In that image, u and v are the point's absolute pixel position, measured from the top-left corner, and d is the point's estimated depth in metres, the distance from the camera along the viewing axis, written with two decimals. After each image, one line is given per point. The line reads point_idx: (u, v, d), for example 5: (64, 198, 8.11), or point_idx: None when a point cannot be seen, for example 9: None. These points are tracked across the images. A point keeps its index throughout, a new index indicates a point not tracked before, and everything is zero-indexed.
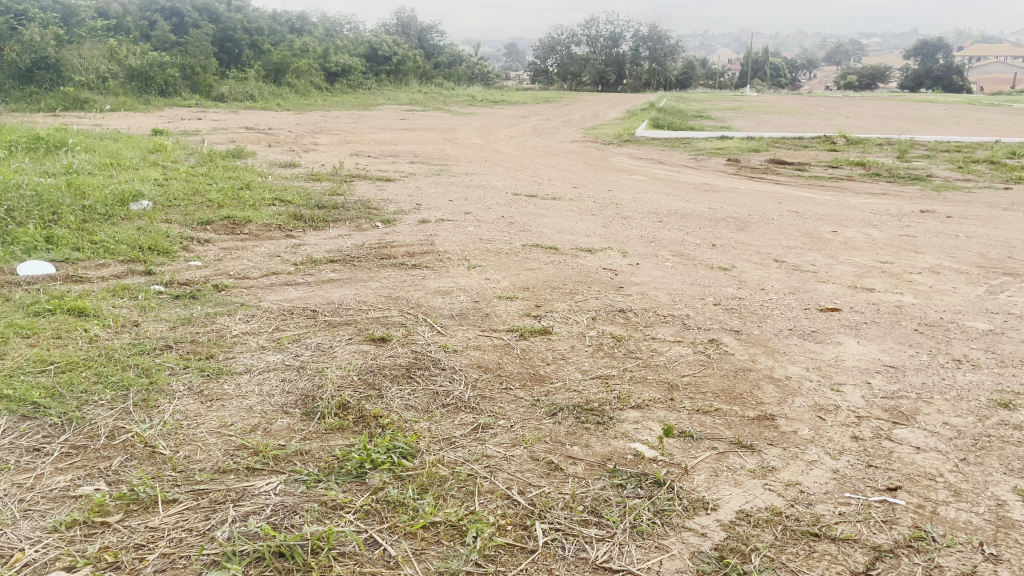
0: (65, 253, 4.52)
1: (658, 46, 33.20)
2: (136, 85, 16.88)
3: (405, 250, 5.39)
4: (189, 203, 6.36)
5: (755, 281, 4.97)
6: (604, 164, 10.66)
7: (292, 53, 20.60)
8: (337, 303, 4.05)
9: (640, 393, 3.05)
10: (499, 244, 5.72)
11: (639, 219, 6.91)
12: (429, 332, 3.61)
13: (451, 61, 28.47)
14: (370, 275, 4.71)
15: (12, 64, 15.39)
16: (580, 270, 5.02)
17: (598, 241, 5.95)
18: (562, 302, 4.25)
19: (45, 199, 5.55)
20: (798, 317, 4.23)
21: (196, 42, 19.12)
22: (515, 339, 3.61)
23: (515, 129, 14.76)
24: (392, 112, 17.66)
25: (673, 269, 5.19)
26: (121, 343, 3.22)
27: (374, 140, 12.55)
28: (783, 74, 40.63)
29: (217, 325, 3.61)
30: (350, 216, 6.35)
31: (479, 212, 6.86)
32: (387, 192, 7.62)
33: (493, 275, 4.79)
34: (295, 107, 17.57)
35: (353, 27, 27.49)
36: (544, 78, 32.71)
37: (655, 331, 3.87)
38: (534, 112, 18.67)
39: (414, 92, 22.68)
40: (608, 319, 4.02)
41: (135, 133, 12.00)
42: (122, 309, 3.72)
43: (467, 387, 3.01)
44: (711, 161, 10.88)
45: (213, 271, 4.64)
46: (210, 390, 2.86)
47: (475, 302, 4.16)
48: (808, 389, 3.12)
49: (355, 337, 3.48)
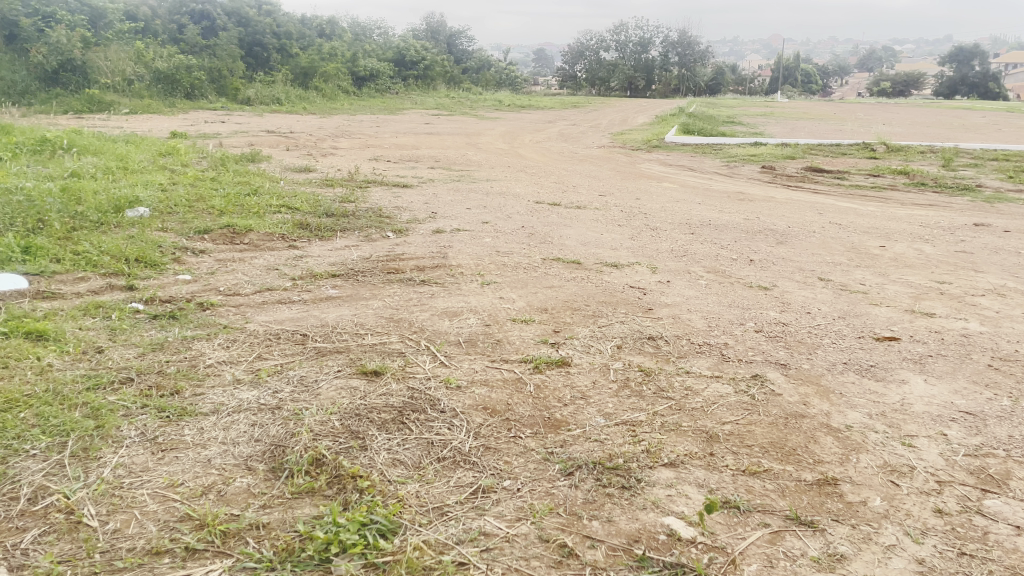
0: (41, 265, 4.13)
1: (688, 52, 32.57)
2: (161, 88, 16.67)
3: (414, 263, 4.95)
4: (189, 210, 5.97)
5: (799, 303, 4.46)
6: (632, 170, 10.17)
7: (320, 58, 20.41)
8: (330, 326, 3.62)
9: (674, 446, 2.56)
10: (517, 257, 5.27)
11: (670, 230, 6.42)
12: (430, 363, 3.15)
13: (480, 65, 28.27)
14: (373, 292, 4.27)
15: (38, 66, 15.23)
16: (605, 288, 4.55)
17: (625, 255, 5.47)
18: (582, 327, 3.78)
19: (33, 206, 5.18)
20: (851, 347, 3.71)
21: (223, 46, 18.91)
22: (529, 372, 3.15)
23: (541, 134, 14.29)
24: (416, 117, 17.26)
25: (707, 288, 4.70)
26: (75, 375, 2.81)
27: (396, 145, 12.17)
28: (815, 81, 39.81)
29: (191, 352, 3.18)
30: (359, 225, 5.93)
31: (497, 221, 6.42)
32: (402, 200, 7.19)
33: (507, 293, 4.33)
34: (320, 111, 17.25)
35: (383, 31, 27.18)
36: (572, 83, 32.23)
37: (690, 364, 3.38)
38: (561, 117, 18.21)
39: (441, 96, 22.29)
40: (635, 348, 3.54)
41: (153, 136, 11.70)
42: (89, 332, 3.32)
43: (469, 436, 2.55)
44: (744, 168, 10.33)
45: (202, 286, 4.23)
46: (167, 438, 2.43)
47: (485, 326, 3.70)
48: (875, 444, 2.63)
49: (344, 369, 3.03)
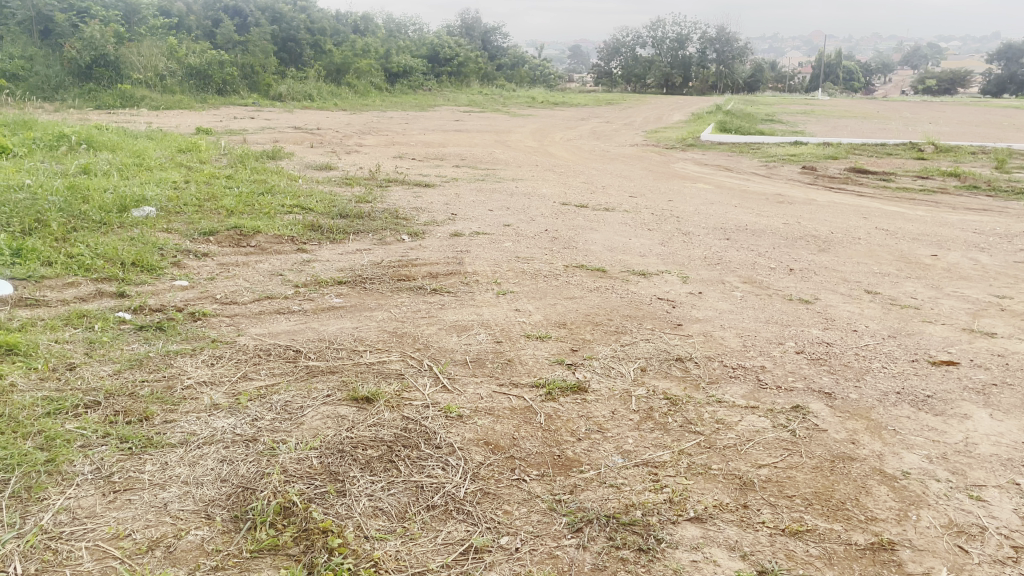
0: (31, 269, 3.89)
1: (726, 49, 31.87)
2: (194, 84, 16.60)
3: (427, 270, 4.65)
4: (197, 210, 5.74)
5: (844, 320, 4.07)
6: (666, 170, 9.77)
7: (353, 54, 20.23)
8: (327, 341, 3.33)
9: (701, 495, 2.23)
10: (538, 263, 4.94)
11: (704, 235, 6.05)
12: (430, 388, 2.84)
13: (515, 62, 27.89)
14: (379, 302, 3.98)
15: (72, 61, 15.19)
16: (630, 300, 4.20)
17: (654, 263, 5.11)
18: (603, 345, 3.44)
19: (34, 204, 4.97)
20: (904, 373, 3.32)
21: (256, 41, 18.79)
22: (541, 399, 2.83)
23: (572, 132, 13.94)
24: (447, 113, 16.99)
25: (742, 302, 4.32)
26: (36, 397, 2.52)
27: (423, 142, 11.89)
28: (857, 78, 38.81)
29: (170, 371, 2.90)
30: (374, 227, 5.64)
31: (520, 224, 6.10)
32: (422, 200, 6.91)
33: (524, 305, 4.01)
34: (351, 108, 17.04)
35: (418, 28, 26.93)
36: (607, 80, 31.76)
37: (722, 391, 3.03)
38: (594, 115, 17.81)
39: (473, 93, 21.97)
40: (661, 372, 3.19)
41: (179, 132, 11.55)
42: (65, 345, 3.05)
43: (466, 478, 2.23)
44: (783, 169, 9.87)
45: (198, 294, 3.97)
46: (125, 475, 2.14)
47: (496, 344, 3.38)
48: (938, 497, 2.26)
49: (334, 394, 2.73)
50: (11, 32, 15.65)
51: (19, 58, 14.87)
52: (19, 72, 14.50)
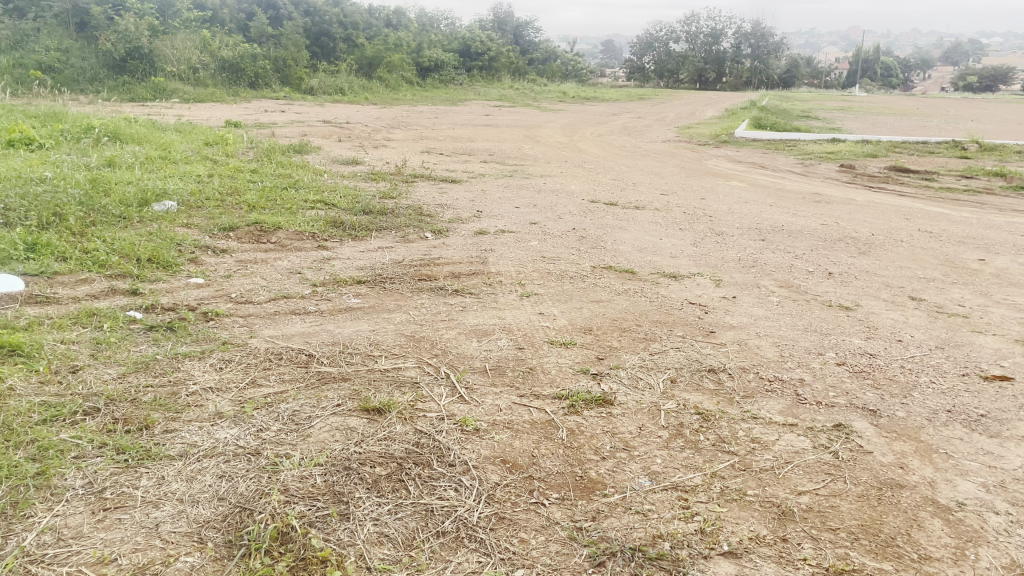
0: (44, 265, 3.80)
1: (762, 44, 31.35)
2: (226, 77, 16.62)
3: (449, 269, 4.49)
4: (219, 205, 5.64)
5: (888, 328, 3.84)
6: (699, 167, 9.53)
7: (385, 48, 20.16)
8: (341, 346, 3.18)
9: (736, 525, 2.05)
10: (565, 264, 4.76)
11: (738, 236, 5.83)
12: (446, 399, 2.68)
13: (547, 56, 27.63)
14: (398, 303, 3.83)
15: (106, 54, 15.27)
16: (659, 304, 4.01)
17: (686, 265, 4.90)
18: (631, 353, 3.26)
19: (53, 197, 4.89)
20: (954, 389, 3.10)
21: (288, 35, 18.76)
22: (564, 412, 2.66)
23: (603, 127, 13.70)
24: (477, 108, 16.85)
25: (778, 307, 4.11)
26: (34, 401, 2.41)
27: (451, 137, 11.74)
28: (895, 73, 37.95)
29: (177, 375, 2.78)
30: (397, 224, 5.50)
31: (547, 223, 5.93)
32: (448, 196, 6.76)
33: (548, 308, 3.84)
34: (381, 102, 16.95)
35: (450, 22, 26.79)
36: (640, 75, 31.38)
37: (758, 407, 2.84)
38: (625, 110, 17.54)
39: (504, 87, 21.78)
40: (692, 384, 3.00)
41: (209, 125, 11.52)
42: (71, 346, 2.94)
43: (480, 501, 2.07)
44: (820, 167, 9.57)
45: (213, 292, 3.86)
46: (117, 491, 2.01)
47: (517, 350, 3.21)
48: (998, 533, 2.06)
49: (344, 404, 2.58)
50: (48, 24, 15.79)
51: (55, 51, 14.99)
52: (55, 65, 14.61)
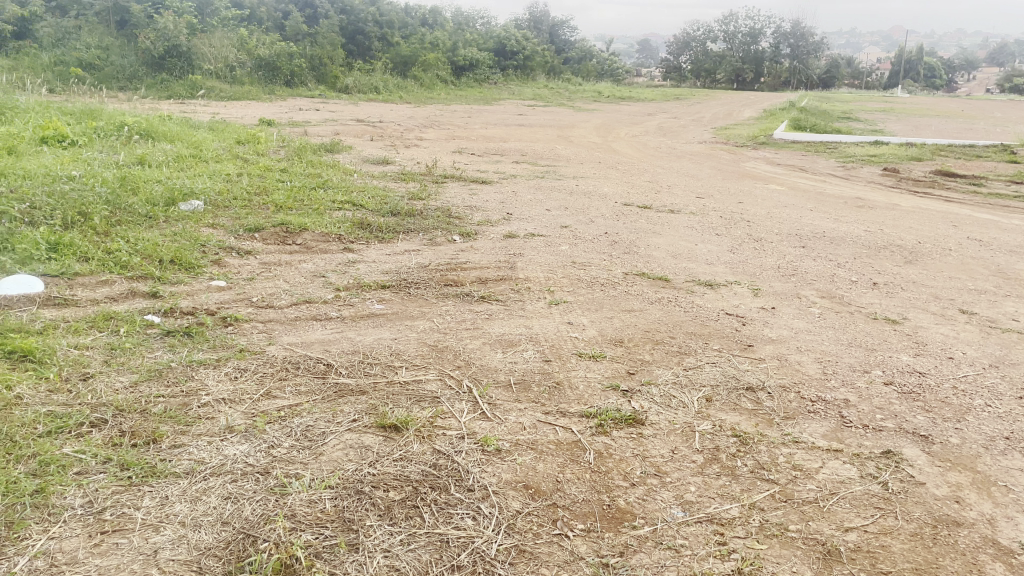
0: (65, 265, 3.74)
1: (801, 44, 30.81)
2: (263, 75, 16.68)
3: (476, 274, 4.37)
4: (246, 205, 5.58)
5: (938, 344, 3.63)
6: (736, 170, 9.29)
7: (420, 47, 20.13)
8: (361, 355, 3.06)
9: (776, 566, 1.90)
10: (596, 270, 4.61)
11: (777, 242, 5.62)
12: (468, 415, 2.55)
13: (582, 56, 27.40)
14: (422, 310, 3.71)
15: (146, 52, 15.38)
16: (694, 314, 3.84)
17: (722, 272, 4.72)
18: (664, 368, 3.09)
19: (80, 195, 4.85)
20: (1012, 412, 2.89)
21: (324, 33, 18.80)
22: (591, 432, 2.51)
23: (638, 128, 13.48)
24: (510, 107, 16.71)
25: (820, 320, 3.91)
26: (40, 411, 2.32)
27: (484, 137, 11.61)
28: (939, 75, 37.06)
29: (189, 385, 2.68)
30: (425, 226, 5.39)
31: (578, 226, 5.77)
32: (478, 197, 6.64)
33: (577, 318, 3.69)
34: (415, 101, 16.87)
35: (486, 22, 26.69)
36: (676, 75, 31.01)
37: (799, 429, 2.66)
38: (660, 110, 17.28)
39: (538, 87, 21.61)
40: (729, 403, 2.83)
41: (243, 123, 11.54)
42: (84, 352, 2.86)
43: (499, 531, 1.93)
44: (863, 170, 9.27)
45: (235, 295, 3.77)
46: (117, 512, 1.91)
47: (544, 363, 3.07)
48: None
49: (360, 420, 2.45)
50: (89, 23, 15.98)
51: (96, 48, 15.17)
52: (95, 62, 14.76)
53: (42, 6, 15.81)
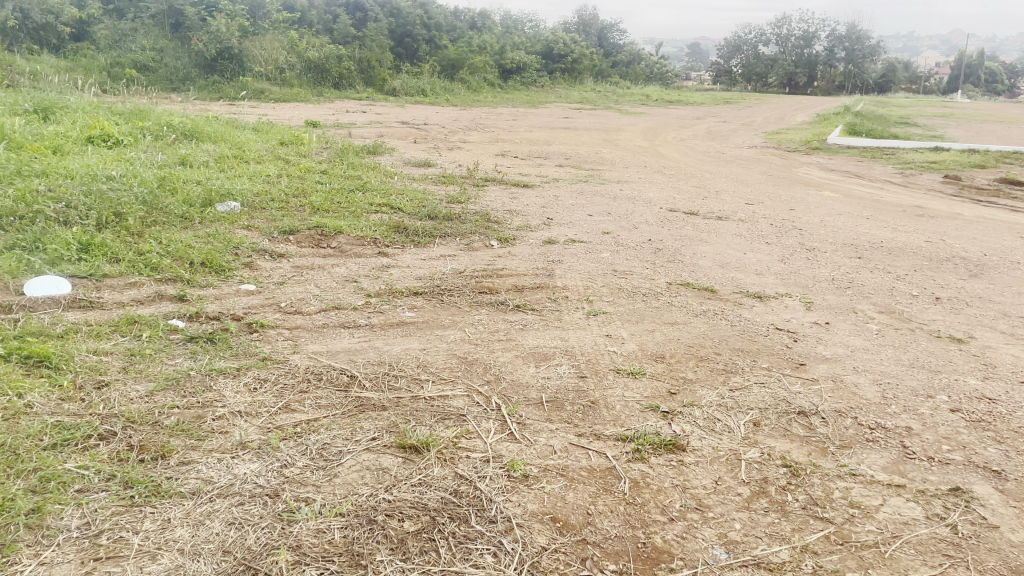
0: (95, 267, 3.68)
1: (857, 47, 29.98)
2: (312, 77, 16.74)
3: (513, 282, 4.20)
4: (283, 207, 5.50)
5: (1009, 367, 3.35)
6: (788, 175, 8.97)
7: (468, 50, 20.06)
8: (387, 367, 2.92)
9: None
10: (637, 279, 4.40)
11: (831, 252, 5.34)
12: (495, 436, 2.38)
13: (631, 59, 27.05)
14: (454, 319, 3.56)
15: (199, 54, 15.56)
16: (742, 329, 3.61)
17: (773, 284, 4.48)
18: (708, 388, 2.88)
19: (116, 194, 4.82)
20: None
21: (373, 36, 18.84)
22: (628, 459, 2.32)
23: (687, 132, 13.18)
24: (557, 111, 16.51)
25: (878, 337, 3.65)
26: (47, 422, 2.22)
27: (529, 140, 11.45)
28: (1001, 79, 35.81)
29: (206, 395, 2.56)
30: (462, 231, 5.24)
31: (621, 232, 5.57)
32: (519, 201, 6.48)
33: (617, 330, 3.50)
34: (462, 103, 16.79)
35: (535, 24, 26.53)
36: (727, 79, 30.46)
37: (857, 461, 2.44)
38: (710, 113, 16.92)
39: (585, 90, 21.36)
40: (779, 429, 2.61)
41: (289, 125, 11.57)
42: (103, 358, 2.77)
43: (521, 570, 1.77)
44: (922, 177, 8.87)
45: (264, 300, 3.66)
46: (114, 536, 1.79)
47: (579, 379, 2.88)
48: None
49: (379, 440, 2.30)
50: (145, 25, 16.24)
51: (150, 50, 15.39)
52: (150, 64, 14.98)
53: (100, 9, 16.11)
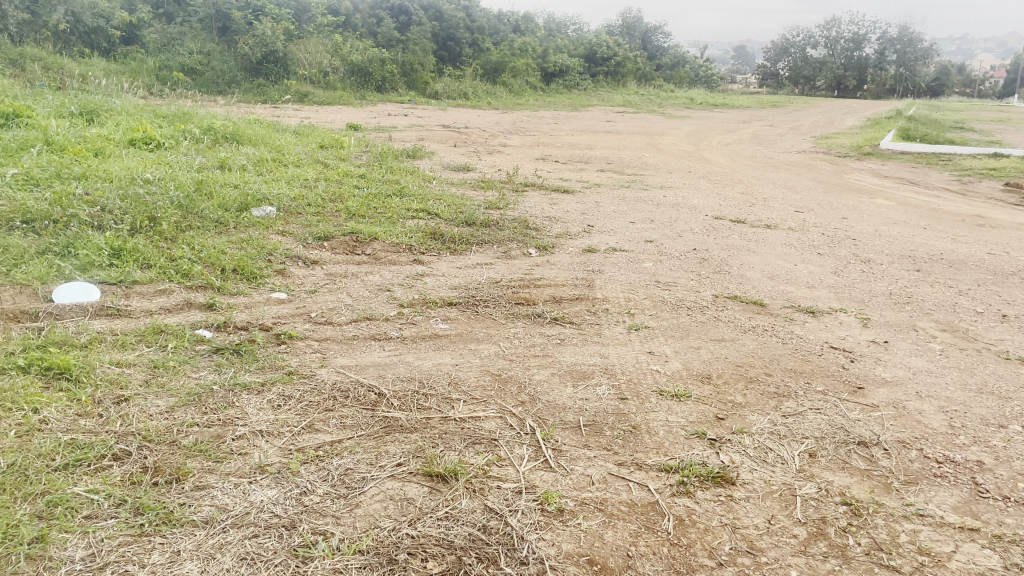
0: (125, 272, 3.62)
1: (908, 50, 29.18)
2: (355, 80, 16.74)
3: (551, 292, 4.04)
4: (319, 211, 5.42)
5: None
6: (839, 182, 8.65)
7: (510, 54, 19.95)
8: (417, 384, 2.77)
9: None
10: (682, 291, 4.20)
11: (887, 264, 5.08)
12: (528, 464, 2.23)
13: (675, 62, 26.66)
14: (489, 332, 3.41)
15: (244, 57, 15.71)
16: (794, 348, 3.40)
17: (826, 298, 4.25)
18: (759, 414, 2.69)
19: (151, 197, 4.78)
20: None
21: (416, 40, 18.81)
22: (672, 492, 2.15)
23: (733, 136, 12.87)
24: (600, 114, 16.29)
25: (942, 359, 3.40)
26: (61, 440, 2.12)
27: (570, 144, 11.27)
28: None
29: (228, 412, 2.45)
30: (500, 238, 5.10)
31: (665, 241, 5.37)
32: (559, 207, 6.31)
33: (660, 347, 3.31)
34: (503, 106, 16.69)
35: (578, 27, 26.33)
36: (773, 82, 29.91)
37: (925, 499, 2.23)
38: (757, 117, 16.56)
39: (629, 93, 21.10)
40: (836, 462, 2.41)
41: (330, 128, 11.56)
42: (125, 370, 2.67)
43: None
44: (981, 185, 8.49)
45: (295, 309, 3.56)
46: (119, 571, 1.68)
47: (620, 401, 2.71)
48: None
49: (405, 466, 2.17)
50: (193, 28, 16.43)
51: (197, 54, 15.56)
52: (197, 67, 15.14)
53: (150, 13, 16.34)
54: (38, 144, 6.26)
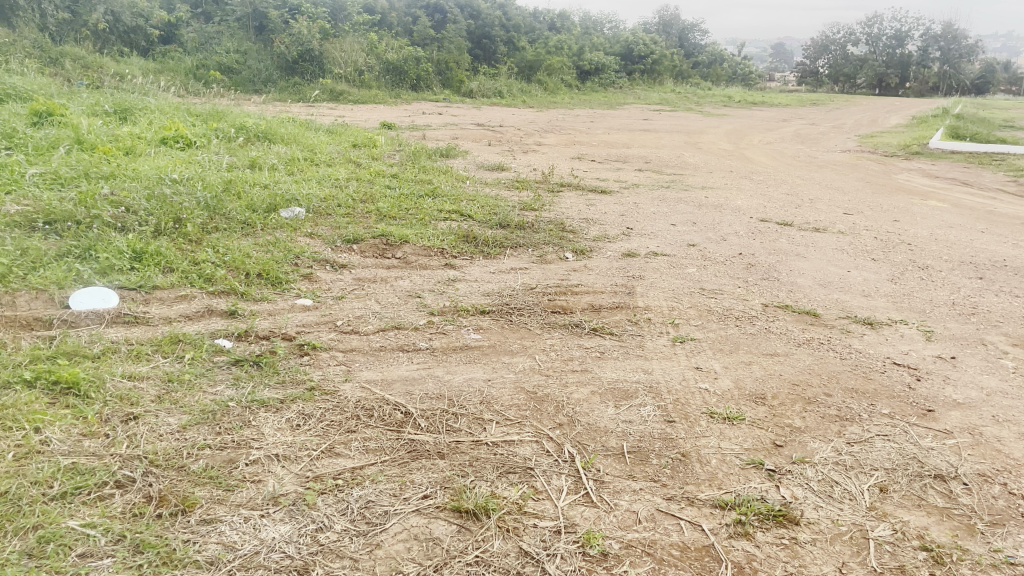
0: (146, 276, 3.48)
1: (954, 46, 28.32)
2: (390, 78, 16.61)
3: (589, 300, 3.82)
4: (349, 212, 5.26)
5: None
6: (888, 183, 8.28)
7: (546, 52, 19.69)
8: (446, 402, 2.57)
9: None
10: (728, 300, 3.95)
11: (947, 271, 4.76)
12: (567, 498, 2.02)
13: (714, 59, 26.16)
14: (524, 343, 3.20)
15: (281, 56, 15.67)
16: (854, 364, 3.14)
17: (884, 308, 3.97)
18: (821, 440, 2.44)
19: (178, 196, 4.65)
20: None
21: (451, 38, 18.59)
22: (728, 534, 1.92)
23: (775, 135, 12.49)
24: (637, 112, 15.98)
25: (1018, 377, 3.12)
26: (61, 465, 1.96)
27: (607, 143, 11.00)
28: None
29: (243, 432, 2.27)
30: (535, 241, 4.88)
31: (708, 245, 5.12)
32: (596, 209, 6.08)
33: (708, 361, 3.07)
34: (537, 105, 16.44)
35: (614, 26, 25.98)
36: (814, 80, 29.22)
37: (1015, 543, 1.98)
38: (799, 116, 16.10)
39: (666, 91, 20.72)
40: (911, 498, 2.16)
41: (363, 127, 11.44)
42: (136, 384, 2.51)
43: None
44: None
45: (320, 316, 3.38)
46: None
47: (667, 425, 2.48)
48: None
49: (432, 499, 1.97)
50: (231, 28, 16.47)
51: (234, 53, 15.57)
52: (234, 66, 15.14)
53: (188, 12, 16.40)
54: (68, 143, 6.20)
